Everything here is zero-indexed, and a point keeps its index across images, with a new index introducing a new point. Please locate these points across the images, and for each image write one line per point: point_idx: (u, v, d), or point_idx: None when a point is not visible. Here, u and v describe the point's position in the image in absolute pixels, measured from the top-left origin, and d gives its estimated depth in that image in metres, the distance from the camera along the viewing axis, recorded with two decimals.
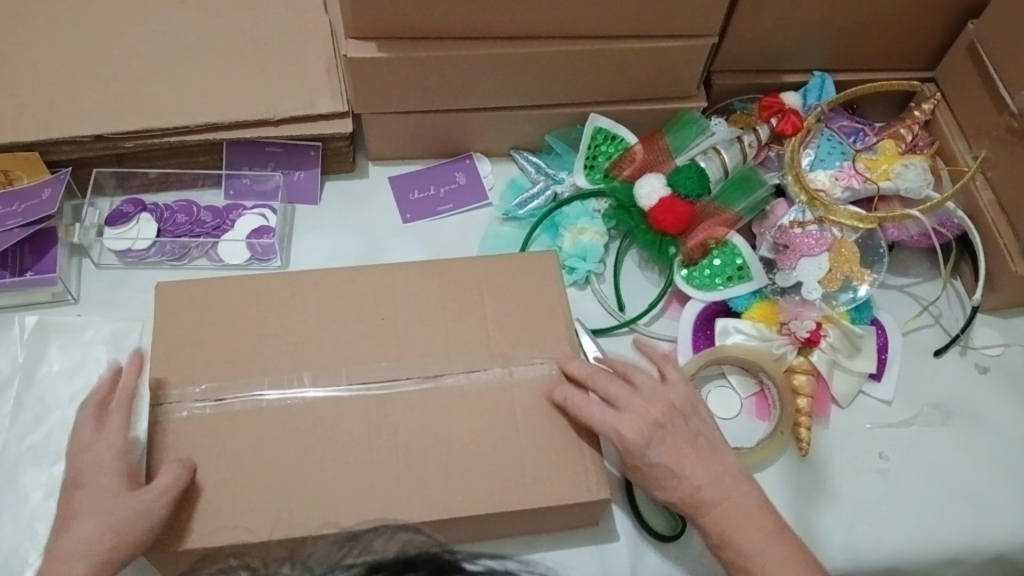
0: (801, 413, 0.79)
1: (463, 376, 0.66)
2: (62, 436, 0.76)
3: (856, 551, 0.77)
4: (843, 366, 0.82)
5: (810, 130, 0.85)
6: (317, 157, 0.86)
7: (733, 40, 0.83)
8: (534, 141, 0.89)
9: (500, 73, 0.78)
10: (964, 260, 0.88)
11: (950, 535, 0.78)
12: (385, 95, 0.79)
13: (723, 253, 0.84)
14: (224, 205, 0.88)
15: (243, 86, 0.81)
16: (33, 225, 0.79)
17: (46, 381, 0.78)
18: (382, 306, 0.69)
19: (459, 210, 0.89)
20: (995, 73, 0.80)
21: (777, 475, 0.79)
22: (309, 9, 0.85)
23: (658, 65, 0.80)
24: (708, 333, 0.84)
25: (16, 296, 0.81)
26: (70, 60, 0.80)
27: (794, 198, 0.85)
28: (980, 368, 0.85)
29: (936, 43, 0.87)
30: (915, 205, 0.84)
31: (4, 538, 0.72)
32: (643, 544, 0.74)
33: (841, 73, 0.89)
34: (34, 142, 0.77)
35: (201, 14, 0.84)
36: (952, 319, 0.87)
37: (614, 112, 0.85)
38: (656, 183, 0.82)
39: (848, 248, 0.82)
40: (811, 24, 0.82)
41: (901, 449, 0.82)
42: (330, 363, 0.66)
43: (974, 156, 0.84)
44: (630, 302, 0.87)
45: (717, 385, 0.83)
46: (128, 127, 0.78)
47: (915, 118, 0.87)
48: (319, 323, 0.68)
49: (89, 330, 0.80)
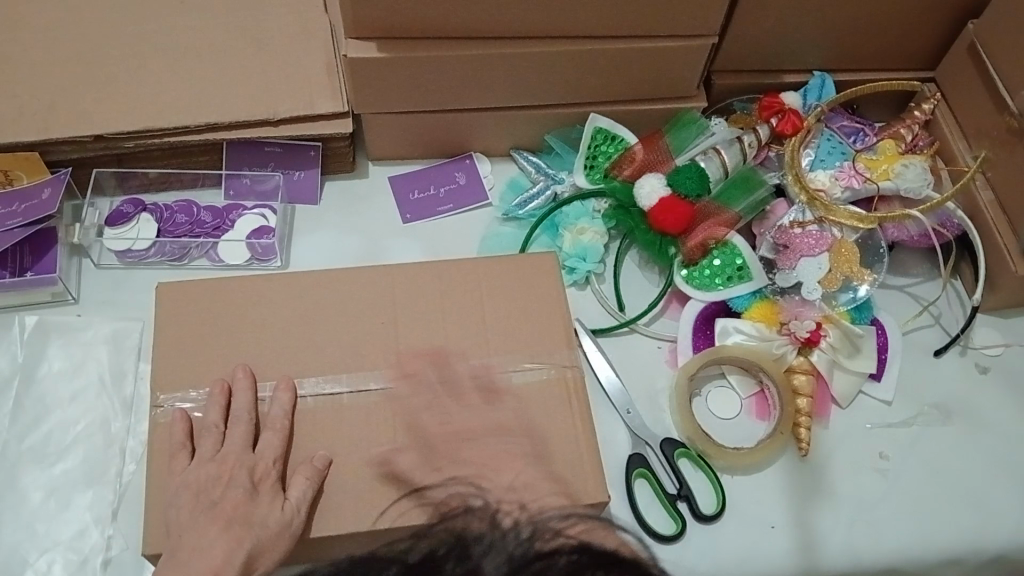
0: (800, 413, 0.79)
1: (463, 381, 0.67)
2: (62, 436, 0.76)
3: (856, 551, 0.77)
4: (843, 366, 0.82)
5: (810, 130, 0.85)
6: (317, 157, 0.86)
7: (733, 40, 0.83)
8: (534, 141, 0.89)
9: (501, 73, 0.78)
10: (964, 260, 0.88)
11: (949, 534, 0.78)
12: (385, 95, 0.79)
13: (723, 253, 0.84)
14: (224, 205, 0.88)
15: (243, 86, 0.80)
16: (32, 225, 0.80)
17: (46, 381, 0.78)
18: (382, 307, 0.69)
19: (459, 210, 0.89)
20: (995, 73, 0.80)
21: (777, 475, 0.79)
22: (308, 9, 0.85)
23: (658, 65, 0.80)
24: (708, 333, 0.84)
25: (15, 296, 0.81)
26: (70, 60, 0.80)
27: (794, 198, 0.85)
28: (980, 368, 0.85)
29: (936, 43, 0.86)
30: (915, 205, 0.84)
31: (4, 538, 0.72)
32: None
33: (841, 73, 0.89)
34: (34, 142, 0.77)
35: (201, 14, 0.84)
36: (952, 319, 0.87)
37: (614, 112, 0.85)
38: (656, 183, 0.82)
39: (848, 248, 0.82)
40: (812, 24, 0.82)
41: (902, 449, 0.82)
42: (322, 376, 0.66)
43: (974, 156, 0.84)
44: (630, 302, 0.87)
45: (717, 385, 0.83)
46: (128, 127, 0.78)
47: (915, 118, 0.87)
48: (318, 325, 0.68)
49: (89, 331, 0.80)
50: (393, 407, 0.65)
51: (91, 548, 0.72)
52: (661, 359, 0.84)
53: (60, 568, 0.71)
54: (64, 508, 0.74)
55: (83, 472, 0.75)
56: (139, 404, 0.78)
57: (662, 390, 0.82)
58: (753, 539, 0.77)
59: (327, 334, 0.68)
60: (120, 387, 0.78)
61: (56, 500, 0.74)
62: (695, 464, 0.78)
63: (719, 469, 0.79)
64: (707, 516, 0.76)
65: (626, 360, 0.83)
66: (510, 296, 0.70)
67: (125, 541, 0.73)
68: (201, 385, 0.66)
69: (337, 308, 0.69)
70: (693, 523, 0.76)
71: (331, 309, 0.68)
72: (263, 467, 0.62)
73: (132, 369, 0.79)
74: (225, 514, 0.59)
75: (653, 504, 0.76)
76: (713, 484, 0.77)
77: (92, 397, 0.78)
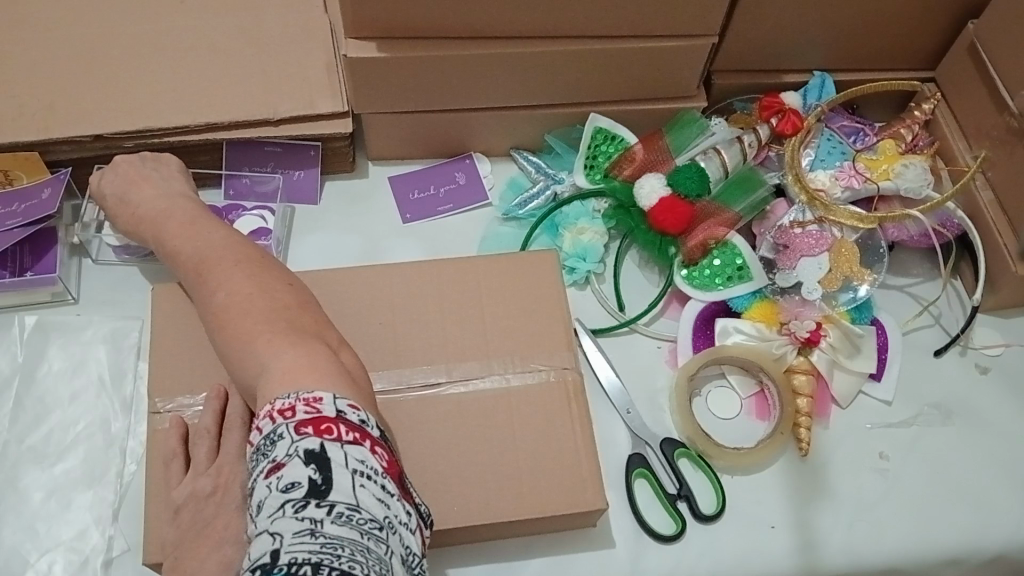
0: (801, 413, 0.79)
1: (462, 383, 0.67)
2: (62, 436, 0.76)
3: (856, 552, 0.77)
4: (843, 366, 0.82)
5: (811, 130, 0.86)
6: (317, 157, 0.86)
7: (733, 40, 0.82)
8: (534, 142, 0.89)
9: (499, 74, 0.78)
10: (965, 260, 0.88)
11: (949, 535, 0.78)
12: (384, 95, 0.79)
13: (723, 253, 0.84)
14: (224, 205, 0.86)
15: (242, 86, 0.80)
16: (33, 225, 0.79)
17: (46, 381, 0.78)
18: (380, 306, 0.69)
19: (459, 210, 0.89)
20: (994, 73, 0.80)
21: (778, 476, 0.79)
22: (309, 8, 0.85)
23: (659, 65, 0.80)
24: (708, 333, 0.84)
25: (15, 296, 0.81)
26: (70, 59, 0.80)
27: (794, 198, 0.85)
28: (980, 368, 0.85)
29: (936, 43, 0.87)
30: (915, 205, 0.84)
31: (3, 538, 0.72)
32: (644, 543, 0.75)
33: (842, 74, 0.89)
34: (34, 142, 0.77)
35: (201, 13, 0.83)
36: (952, 319, 0.87)
37: (614, 113, 0.85)
38: (656, 183, 0.82)
39: (848, 248, 0.82)
40: (811, 25, 0.82)
41: (902, 449, 0.82)
42: None
43: (974, 156, 0.84)
44: (630, 302, 0.87)
45: (717, 385, 0.83)
46: (128, 127, 0.78)
47: (915, 117, 0.87)
48: (228, 312, 0.54)
49: (88, 331, 0.80)
50: (393, 410, 0.65)
51: (92, 549, 0.72)
52: (661, 359, 0.84)
53: (60, 568, 0.71)
54: (65, 509, 0.74)
55: (83, 472, 0.75)
56: (139, 403, 0.78)
57: (662, 390, 0.82)
58: (753, 539, 0.77)
59: (246, 326, 0.53)
60: (120, 387, 0.78)
61: (56, 500, 0.74)
62: (694, 464, 0.78)
63: (719, 469, 0.79)
64: (707, 517, 0.76)
65: (626, 361, 0.83)
66: (508, 297, 0.70)
67: (126, 541, 0.72)
68: (197, 391, 0.66)
69: (252, 293, 0.55)
70: (693, 523, 0.76)
71: (255, 285, 0.56)
72: None
73: (131, 369, 0.79)
74: (217, 533, 0.56)
75: (654, 503, 0.77)
76: (712, 483, 0.77)
77: (92, 397, 0.78)
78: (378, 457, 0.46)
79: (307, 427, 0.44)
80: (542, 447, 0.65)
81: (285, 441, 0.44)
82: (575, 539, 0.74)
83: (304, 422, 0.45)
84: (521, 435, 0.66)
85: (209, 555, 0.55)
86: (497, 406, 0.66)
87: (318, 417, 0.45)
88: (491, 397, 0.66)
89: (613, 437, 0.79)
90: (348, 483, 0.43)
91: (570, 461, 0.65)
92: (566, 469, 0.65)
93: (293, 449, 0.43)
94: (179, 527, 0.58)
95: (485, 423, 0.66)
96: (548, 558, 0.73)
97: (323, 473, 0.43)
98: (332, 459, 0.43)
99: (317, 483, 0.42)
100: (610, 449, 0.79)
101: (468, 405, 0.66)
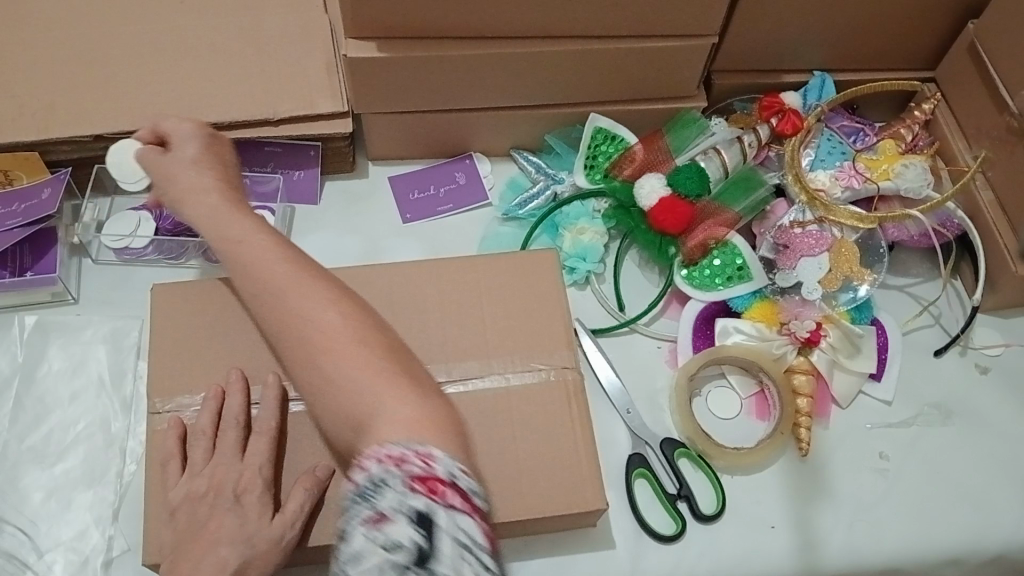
0: (801, 414, 0.79)
1: (462, 381, 0.67)
2: (62, 436, 0.76)
3: (856, 552, 0.77)
4: (843, 366, 0.82)
5: (810, 130, 0.86)
6: (317, 157, 0.86)
7: (733, 40, 0.82)
8: (534, 142, 0.89)
9: (499, 74, 0.78)
10: (965, 260, 0.88)
11: (950, 535, 0.78)
12: (384, 95, 0.79)
13: (723, 253, 0.84)
14: None
15: (242, 86, 0.80)
16: (33, 225, 0.79)
17: (46, 381, 0.78)
18: (382, 306, 0.69)
19: (459, 210, 0.89)
20: (994, 73, 0.80)
21: (778, 476, 0.79)
22: (309, 8, 0.85)
23: (659, 65, 0.80)
24: (708, 333, 0.84)
25: (15, 296, 0.81)
26: (70, 59, 0.80)
27: (794, 198, 0.85)
28: (980, 368, 0.85)
29: (936, 43, 0.86)
30: (915, 205, 0.84)
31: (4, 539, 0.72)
32: (643, 543, 0.75)
33: (842, 74, 0.89)
34: (35, 142, 0.77)
35: (201, 13, 0.83)
36: (952, 319, 0.87)
37: (614, 113, 0.85)
38: (656, 183, 0.82)
39: (848, 248, 0.82)
40: (811, 25, 0.82)
41: (902, 449, 0.82)
42: None
43: (974, 156, 0.84)
44: (630, 302, 0.87)
45: (717, 385, 0.83)
46: (128, 127, 0.78)
47: (915, 117, 0.87)
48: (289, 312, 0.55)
49: (88, 330, 0.80)
50: None
51: (92, 549, 0.72)
52: (661, 359, 0.84)
53: (61, 568, 0.71)
54: (65, 509, 0.73)
55: (83, 472, 0.75)
56: (139, 403, 0.78)
57: (662, 390, 0.82)
58: (752, 539, 0.77)
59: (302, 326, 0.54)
60: (120, 387, 0.78)
61: (56, 500, 0.74)
62: (695, 465, 0.78)
63: (719, 469, 0.79)
64: (707, 517, 0.75)
65: (626, 361, 0.83)
66: (510, 296, 0.70)
67: (126, 541, 0.72)
68: (198, 390, 0.66)
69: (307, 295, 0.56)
70: (692, 523, 0.76)
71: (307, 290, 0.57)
72: (253, 477, 0.60)
73: (131, 369, 0.79)
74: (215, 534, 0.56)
75: (654, 503, 0.77)
76: (712, 484, 0.77)
77: (92, 397, 0.78)
78: (483, 531, 0.44)
79: (416, 486, 0.44)
80: (543, 447, 0.66)
81: (392, 492, 0.44)
82: (575, 539, 0.74)
83: (413, 477, 0.44)
84: (521, 435, 0.66)
85: (208, 555, 0.55)
86: (498, 407, 0.66)
87: (429, 477, 0.45)
88: (491, 397, 0.66)
89: (613, 437, 0.79)
90: (449, 552, 0.42)
91: (571, 461, 0.65)
92: (567, 468, 0.65)
93: (400, 505, 0.43)
94: (179, 527, 0.58)
95: (485, 423, 0.66)
96: (547, 557, 0.74)
97: (427, 538, 0.42)
98: (438, 525, 0.43)
99: (418, 547, 0.42)
100: (610, 448, 0.79)
101: (468, 405, 0.66)
